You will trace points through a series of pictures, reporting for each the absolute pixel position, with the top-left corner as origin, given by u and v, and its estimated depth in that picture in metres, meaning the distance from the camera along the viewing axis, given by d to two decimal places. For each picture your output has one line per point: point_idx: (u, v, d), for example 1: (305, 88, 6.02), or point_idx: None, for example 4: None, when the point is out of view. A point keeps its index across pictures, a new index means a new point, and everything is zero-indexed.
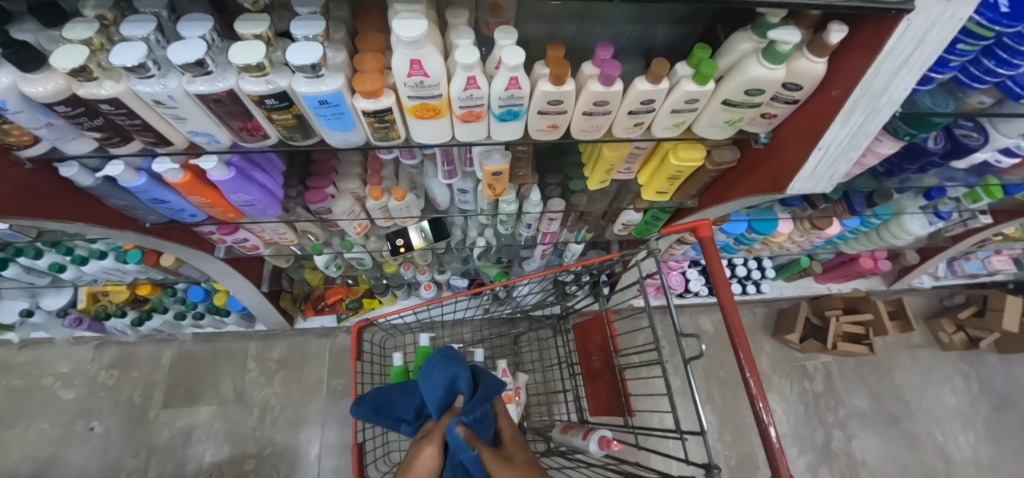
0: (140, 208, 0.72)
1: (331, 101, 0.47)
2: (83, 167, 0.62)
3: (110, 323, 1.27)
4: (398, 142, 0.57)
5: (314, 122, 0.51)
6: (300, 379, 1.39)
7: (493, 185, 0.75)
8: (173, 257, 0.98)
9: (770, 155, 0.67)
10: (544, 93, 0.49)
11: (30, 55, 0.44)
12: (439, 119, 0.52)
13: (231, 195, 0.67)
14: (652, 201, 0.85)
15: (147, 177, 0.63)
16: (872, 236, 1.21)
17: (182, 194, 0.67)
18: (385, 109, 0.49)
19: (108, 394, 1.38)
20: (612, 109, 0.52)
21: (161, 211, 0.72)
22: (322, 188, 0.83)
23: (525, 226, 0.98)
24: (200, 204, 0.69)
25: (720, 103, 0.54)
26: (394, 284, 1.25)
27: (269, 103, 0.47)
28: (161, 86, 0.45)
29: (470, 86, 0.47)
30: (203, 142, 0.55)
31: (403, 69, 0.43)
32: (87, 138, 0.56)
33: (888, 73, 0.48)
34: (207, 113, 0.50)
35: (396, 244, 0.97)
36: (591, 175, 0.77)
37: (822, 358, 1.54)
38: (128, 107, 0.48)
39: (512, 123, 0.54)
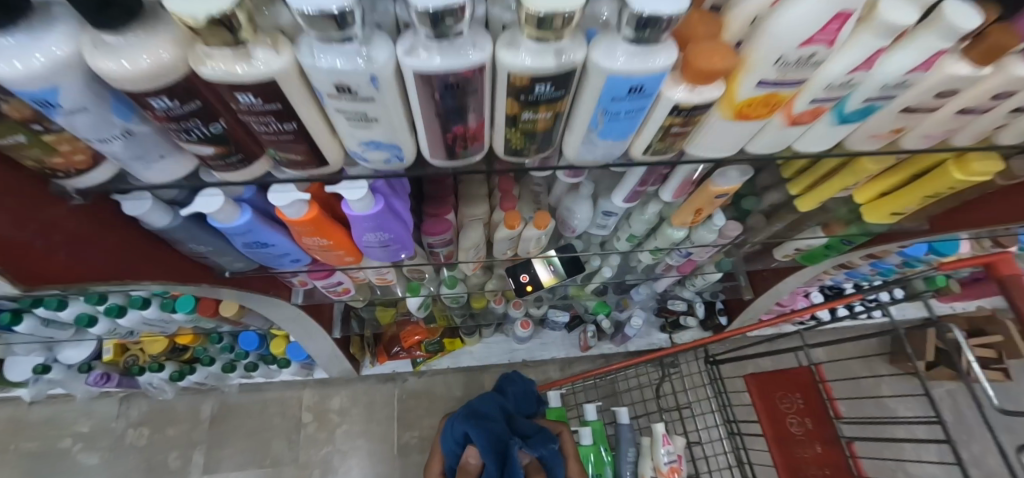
0: (224, 255, 0.49)
1: (646, 89, 0.28)
2: (159, 202, 0.39)
3: (142, 377, 1.05)
4: (668, 157, 0.38)
5: (577, 128, 0.32)
6: (365, 433, 1.18)
7: (699, 210, 0.57)
8: (236, 304, 0.77)
9: None
10: (947, 79, 0.32)
11: (125, 6, 0.22)
12: (763, 120, 0.33)
13: (367, 233, 0.46)
14: (868, 225, 0.68)
15: (250, 212, 0.42)
16: None
17: (294, 235, 0.46)
18: (707, 105, 0.30)
19: (138, 458, 1.16)
20: (1000, 104, 0.36)
21: (253, 258, 0.50)
22: (445, 217, 0.64)
23: (678, 254, 0.80)
24: (315, 247, 0.48)
25: None
26: (485, 322, 1.08)
27: (537, 92, 0.28)
28: (365, 61, 0.25)
29: (860, 66, 0.29)
30: (378, 161, 0.36)
31: (806, 32, 0.25)
32: (182, 153, 0.33)
33: None
34: (415, 114, 0.30)
35: (520, 282, 0.78)
36: (810, 191, 0.62)
37: (947, 385, 1.38)
38: (287, 99, 0.27)
39: (849, 127, 0.36)
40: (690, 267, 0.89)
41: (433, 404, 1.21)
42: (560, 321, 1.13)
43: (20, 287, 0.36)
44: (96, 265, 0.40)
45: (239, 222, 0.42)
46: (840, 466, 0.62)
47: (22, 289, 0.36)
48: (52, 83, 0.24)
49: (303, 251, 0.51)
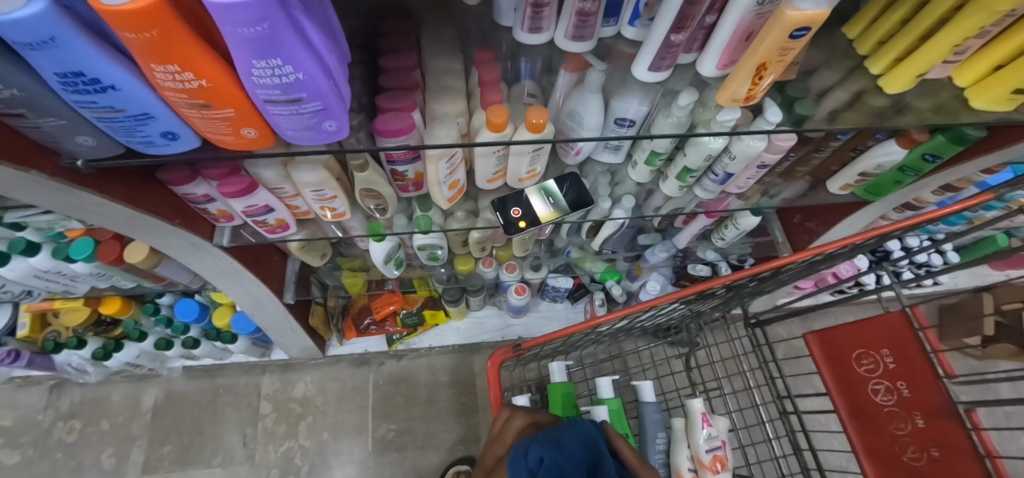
0: (49, 116, 0.32)
1: None
2: None
3: (63, 356, 0.88)
4: None
5: None
6: (334, 426, 1.00)
7: (762, 74, 0.41)
8: (146, 248, 0.61)
9: None
10: None
11: None
12: None
13: (251, 60, 0.29)
14: (974, 112, 0.51)
15: (47, 1, 0.25)
16: None
17: (141, 65, 0.29)
18: None
19: (66, 458, 0.98)
20: None
21: (93, 120, 0.33)
22: (408, 110, 0.47)
23: (712, 183, 0.63)
24: (181, 95, 0.31)
25: None
26: (471, 289, 0.91)
27: None
28: None
29: None
30: None
31: None
32: None
33: None
34: None
35: (510, 216, 0.60)
36: (904, 63, 0.47)
37: (1004, 366, 1.21)
38: None
39: None
40: (722, 206, 0.72)
41: (413, 392, 1.03)
42: (561, 289, 0.96)
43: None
44: None
45: (18, 13, 0.24)
46: (957, 445, 0.45)
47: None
48: None
49: (172, 114, 0.35)
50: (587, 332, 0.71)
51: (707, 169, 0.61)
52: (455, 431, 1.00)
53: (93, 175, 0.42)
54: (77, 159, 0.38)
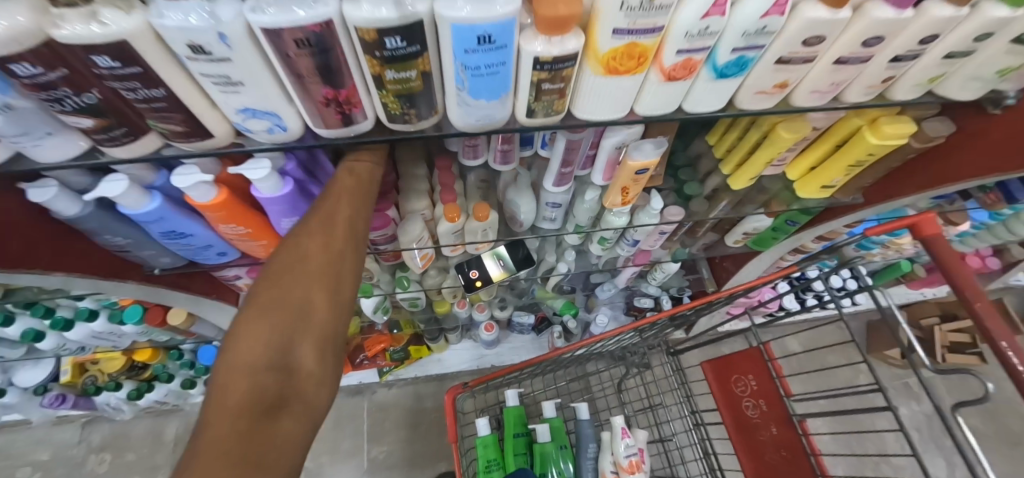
0: (147, 248, 0.49)
1: (495, 40, 0.28)
2: (64, 188, 0.39)
3: (100, 397, 1.03)
4: (557, 120, 0.38)
5: (450, 86, 0.32)
6: (334, 449, 1.15)
7: (627, 190, 0.58)
8: (184, 312, 0.77)
9: (1003, 127, 0.49)
10: (809, 23, 0.31)
11: None
12: (637, 75, 0.34)
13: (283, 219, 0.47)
14: (805, 199, 0.67)
15: (161, 198, 0.42)
16: (995, 232, 1.04)
17: (211, 223, 0.46)
18: (569, 58, 0.30)
19: None
20: (877, 52, 0.36)
21: (174, 251, 0.50)
22: (385, 212, 0.64)
23: (628, 244, 0.80)
24: (236, 236, 0.49)
25: (1012, 39, 0.37)
26: (448, 327, 1.08)
27: (389, 45, 0.27)
28: (208, 18, 0.25)
29: (714, 10, 0.29)
30: (262, 132, 0.35)
31: None
32: (72, 133, 0.33)
33: None
34: (280, 76, 0.30)
35: (469, 278, 0.78)
36: (743, 169, 0.63)
37: (924, 373, 1.36)
38: (147, 66, 0.27)
39: (733, 81, 0.36)
40: (646, 258, 0.89)
41: (402, 416, 1.18)
42: (526, 324, 1.13)
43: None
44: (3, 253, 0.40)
45: (146, 207, 0.41)
46: (794, 445, 0.62)
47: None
48: None
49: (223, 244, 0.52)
50: (539, 365, 0.88)
51: (622, 235, 0.79)
52: (440, 450, 1.15)
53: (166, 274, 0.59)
54: (154, 267, 0.54)
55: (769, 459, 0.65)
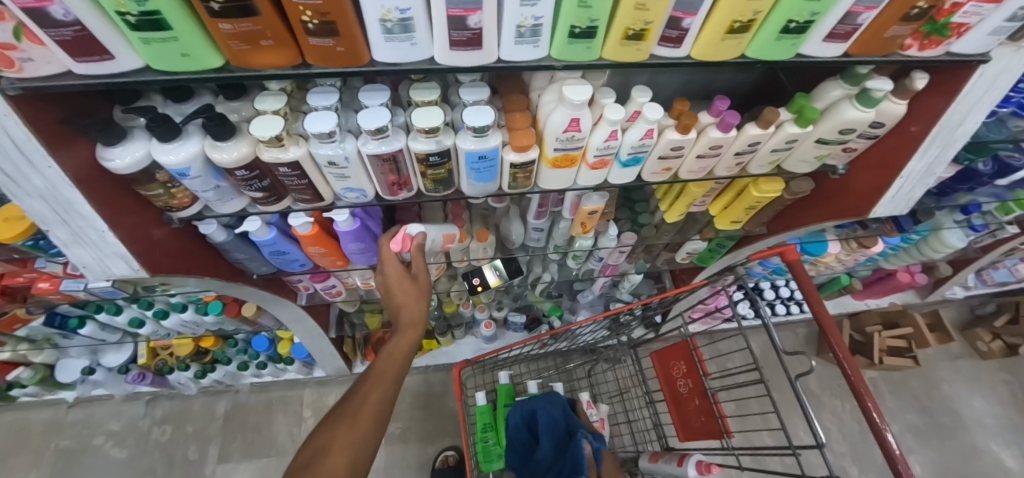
0: (256, 261, 0.74)
1: (489, 156, 0.52)
2: (220, 225, 0.64)
3: (172, 376, 1.25)
4: (527, 189, 0.61)
5: (462, 175, 0.56)
6: None
7: (585, 223, 0.81)
8: (254, 305, 1.00)
9: (845, 186, 0.72)
10: (669, 140, 0.55)
11: (225, 125, 0.48)
12: (572, 167, 0.57)
13: (349, 243, 0.70)
14: (723, 230, 0.90)
15: (275, 231, 0.67)
16: (911, 252, 1.26)
17: (303, 247, 0.70)
18: (531, 161, 0.54)
19: (161, 453, 1.33)
20: (723, 151, 0.58)
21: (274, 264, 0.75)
22: None
23: (596, 260, 1.02)
24: (316, 254, 0.73)
25: (814, 141, 0.60)
26: (455, 324, 1.30)
27: (432, 160, 0.52)
28: (341, 149, 0.50)
29: (610, 138, 0.53)
30: (351, 198, 0.59)
31: (562, 126, 0.49)
32: (243, 197, 0.58)
33: (963, 110, 0.55)
34: (369, 171, 0.54)
35: (472, 284, 1.01)
36: (670, 209, 0.83)
37: (869, 374, 1.54)
38: (303, 169, 0.52)
39: (633, 168, 0.59)
40: (613, 270, 1.11)
41: (414, 399, 1.41)
42: (519, 323, 1.35)
43: (146, 272, 0.59)
44: (182, 263, 0.65)
45: (267, 237, 0.66)
46: (709, 413, 0.84)
47: (147, 271, 0.59)
48: (187, 164, 0.50)
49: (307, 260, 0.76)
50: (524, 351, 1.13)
51: (591, 253, 1.01)
52: (446, 427, 1.38)
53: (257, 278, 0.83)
54: (254, 273, 0.80)
55: (694, 422, 0.88)
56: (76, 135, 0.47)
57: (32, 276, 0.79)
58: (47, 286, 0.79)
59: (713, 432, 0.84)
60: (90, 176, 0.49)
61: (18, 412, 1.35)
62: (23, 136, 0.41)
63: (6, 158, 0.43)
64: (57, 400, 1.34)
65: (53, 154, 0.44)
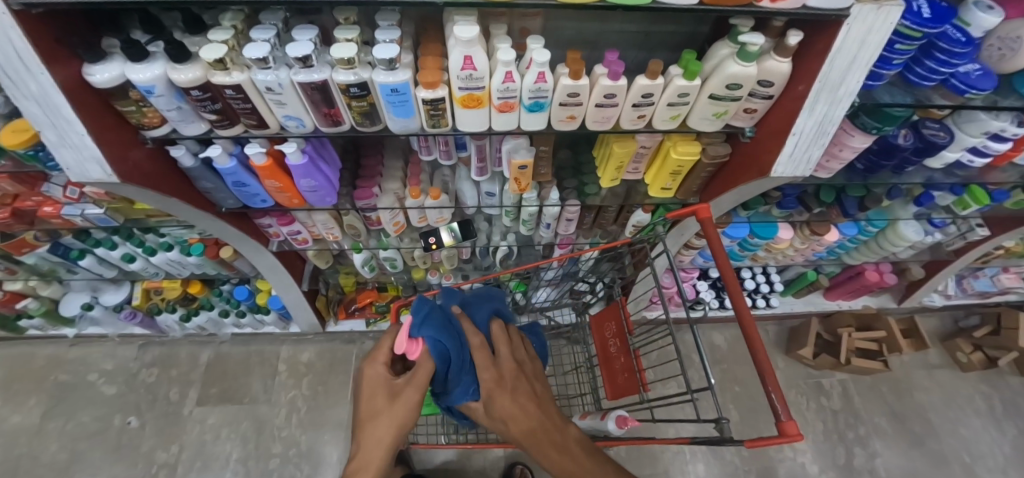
0: (222, 192, 0.85)
1: (401, 90, 0.60)
2: (188, 150, 0.76)
3: (161, 318, 1.38)
4: (446, 130, 0.69)
5: (384, 110, 0.64)
6: (326, 382, 1.45)
7: (519, 180, 0.88)
8: (231, 248, 1.11)
9: (755, 149, 0.77)
10: (564, 86, 0.62)
11: (181, 49, 0.57)
12: (481, 108, 0.65)
13: (301, 180, 0.80)
14: (658, 198, 0.95)
15: (236, 161, 0.77)
16: (872, 246, 1.27)
17: (261, 179, 0.81)
18: (440, 98, 0.62)
19: (146, 391, 1.43)
20: (620, 102, 0.65)
21: (239, 196, 0.86)
22: (370, 187, 0.96)
23: (545, 227, 1.08)
24: (273, 189, 0.83)
25: (708, 97, 0.66)
26: (422, 288, 1.38)
27: (353, 91, 0.61)
28: (275, 76, 0.59)
29: (507, 80, 0.60)
30: (292, 127, 0.69)
31: (459, 64, 0.57)
32: (202, 121, 0.69)
33: (840, 68, 0.60)
34: (303, 101, 0.63)
35: (428, 242, 1.08)
36: (603, 174, 0.89)
37: (838, 375, 1.52)
38: (247, 94, 0.62)
39: (539, 113, 0.66)
40: (567, 241, 1.17)
41: None
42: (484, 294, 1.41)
43: (118, 179, 0.70)
44: (151, 179, 0.76)
45: (228, 167, 0.76)
46: (629, 368, 0.87)
47: (119, 178, 0.70)
48: (152, 83, 0.60)
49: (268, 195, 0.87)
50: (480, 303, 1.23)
51: (540, 218, 1.07)
52: None
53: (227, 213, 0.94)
54: (223, 206, 0.91)
55: (618, 382, 0.92)
56: (63, 52, 0.58)
57: (38, 201, 0.96)
58: (50, 209, 0.95)
59: (632, 389, 0.87)
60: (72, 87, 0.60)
61: (27, 346, 1.49)
62: (24, 47, 0.52)
63: (8, 61, 0.53)
64: (61, 336, 1.47)
65: (46, 65, 0.55)
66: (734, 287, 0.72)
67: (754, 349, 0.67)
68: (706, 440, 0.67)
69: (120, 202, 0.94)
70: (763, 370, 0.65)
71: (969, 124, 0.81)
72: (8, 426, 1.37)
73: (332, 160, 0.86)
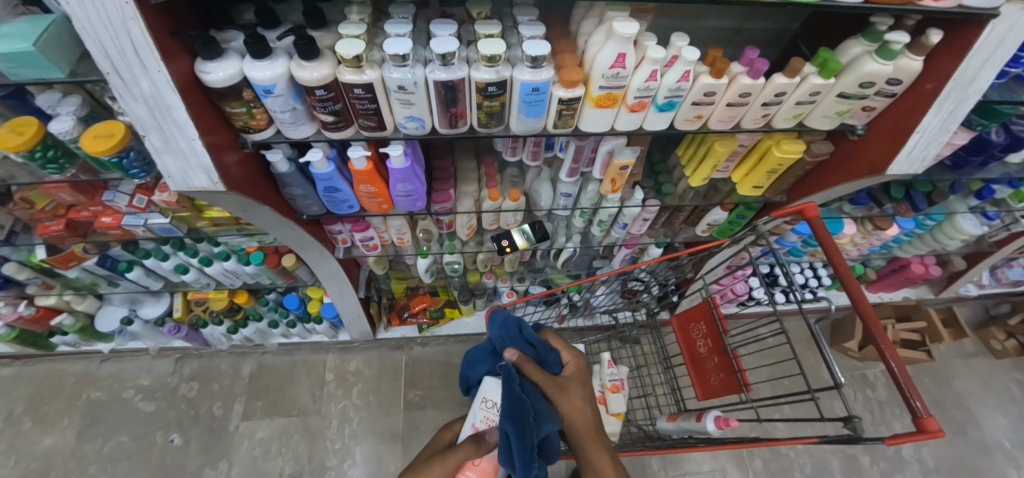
0: (309, 198, 0.81)
1: (541, 89, 0.57)
2: (284, 155, 0.72)
3: (205, 331, 1.33)
4: (569, 130, 0.67)
5: (514, 109, 0.62)
6: (377, 390, 1.43)
7: (615, 180, 0.86)
8: (294, 257, 1.08)
9: (863, 146, 0.77)
10: (704, 85, 0.60)
11: (312, 46, 0.54)
12: (613, 108, 0.63)
13: (398, 184, 0.77)
14: (743, 196, 0.94)
15: (333, 166, 0.73)
16: (926, 239, 1.29)
17: (355, 185, 0.77)
18: (577, 98, 0.60)
19: (188, 407, 1.40)
20: (751, 100, 0.64)
21: (325, 202, 0.82)
22: (447, 190, 0.94)
23: (620, 227, 1.07)
24: (366, 194, 0.79)
25: (837, 95, 0.66)
26: (478, 292, 1.36)
27: (490, 90, 0.58)
28: (411, 74, 0.56)
29: (650, 78, 0.58)
30: (410, 128, 0.65)
31: (609, 62, 0.55)
32: (311, 124, 0.66)
33: (975, 66, 0.60)
34: (430, 99, 0.60)
35: (501, 245, 1.06)
36: (695, 173, 0.88)
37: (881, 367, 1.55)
38: (374, 93, 0.58)
39: (668, 113, 0.65)
40: (634, 241, 1.16)
41: (434, 368, 1.47)
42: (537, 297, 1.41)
43: (223, 186, 0.66)
44: (248, 188, 0.72)
45: (325, 171, 0.73)
46: (728, 368, 0.86)
47: (224, 186, 0.67)
48: (274, 82, 0.56)
49: (354, 201, 0.83)
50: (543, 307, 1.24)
51: (615, 219, 1.05)
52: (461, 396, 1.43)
53: (304, 220, 0.91)
54: (304, 213, 0.87)
55: (711, 381, 0.91)
56: (181, 50, 0.54)
57: (96, 212, 0.90)
58: (112, 220, 0.89)
59: (731, 388, 0.86)
60: (187, 87, 0.55)
61: (54, 363, 1.43)
62: (143, 42, 0.48)
63: (125, 58, 0.49)
64: (93, 353, 1.41)
65: (164, 60, 0.51)
66: (851, 284, 0.71)
67: (881, 346, 0.67)
68: (838, 440, 0.67)
69: (189, 211, 0.89)
70: (896, 369, 0.65)
71: None
72: (42, 449, 1.31)
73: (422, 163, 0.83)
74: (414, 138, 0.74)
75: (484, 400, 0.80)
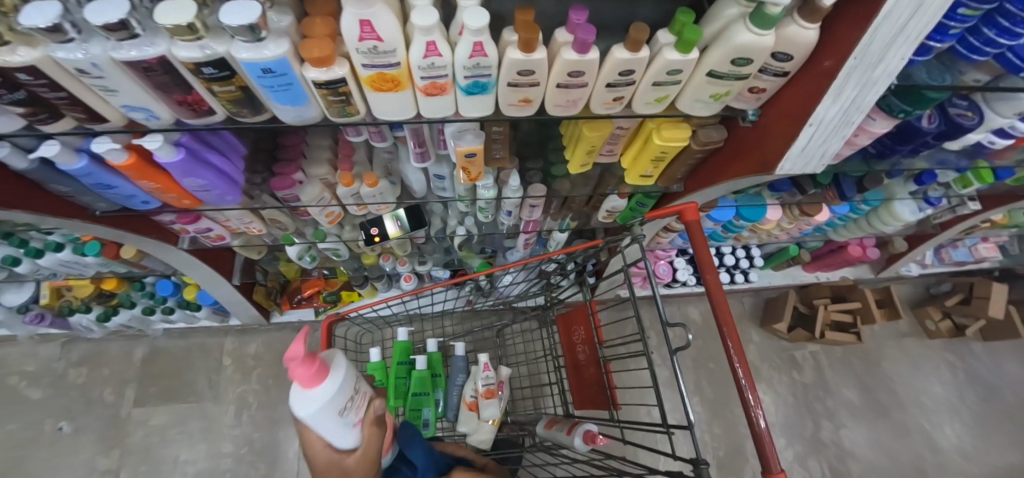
0: (86, 194, 0.67)
1: (276, 70, 0.42)
2: (16, 148, 0.56)
3: (74, 319, 1.22)
4: (359, 117, 0.53)
5: (262, 96, 0.47)
6: (279, 375, 1.37)
7: (467, 168, 0.70)
8: (134, 249, 0.96)
9: (758, 135, 0.62)
10: (513, 61, 0.45)
11: None
12: (401, 91, 0.47)
13: (185, 178, 0.63)
14: (635, 185, 0.80)
15: (87, 159, 0.58)
16: (861, 224, 1.18)
17: (131, 179, 0.63)
18: (339, 80, 0.44)
19: (79, 394, 1.31)
20: (589, 81, 0.48)
21: (108, 196, 0.67)
22: (289, 174, 0.78)
23: (505, 214, 0.94)
24: (151, 189, 0.65)
25: (705, 74, 0.50)
26: (373, 275, 1.25)
27: (207, 71, 0.42)
28: (82, 52, 0.40)
29: (430, 53, 0.42)
30: (142, 118, 0.51)
31: (355, 32, 0.39)
32: (11, 115, 0.50)
33: (882, 42, 0.44)
34: (142, 84, 0.45)
35: (369, 234, 0.94)
36: (572, 158, 0.72)
37: (811, 347, 1.51)
38: (49, 76, 0.42)
39: (481, 97, 0.49)
40: (533, 226, 1.02)
41: None
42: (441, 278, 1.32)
43: None
44: None
45: (76, 166, 0.58)
46: (599, 382, 0.78)
47: None
48: None
49: (146, 194, 0.69)
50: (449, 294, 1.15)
51: (499, 205, 0.92)
52: None
53: (106, 215, 0.76)
54: (97, 208, 0.72)
55: (585, 391, 0.83)
56: None
57: None
58: None
59: (601, 403, 0.78)
60: None
61: None
62: None
63: None
64: None
65: None
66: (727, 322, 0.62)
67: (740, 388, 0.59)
68: None
69: None
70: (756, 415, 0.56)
71: (1005, 102, 0.66)
72: None
73: (238, 151, 0.73)
74: (221, 129, 0.65)
75: (359, 381, 0.56)
